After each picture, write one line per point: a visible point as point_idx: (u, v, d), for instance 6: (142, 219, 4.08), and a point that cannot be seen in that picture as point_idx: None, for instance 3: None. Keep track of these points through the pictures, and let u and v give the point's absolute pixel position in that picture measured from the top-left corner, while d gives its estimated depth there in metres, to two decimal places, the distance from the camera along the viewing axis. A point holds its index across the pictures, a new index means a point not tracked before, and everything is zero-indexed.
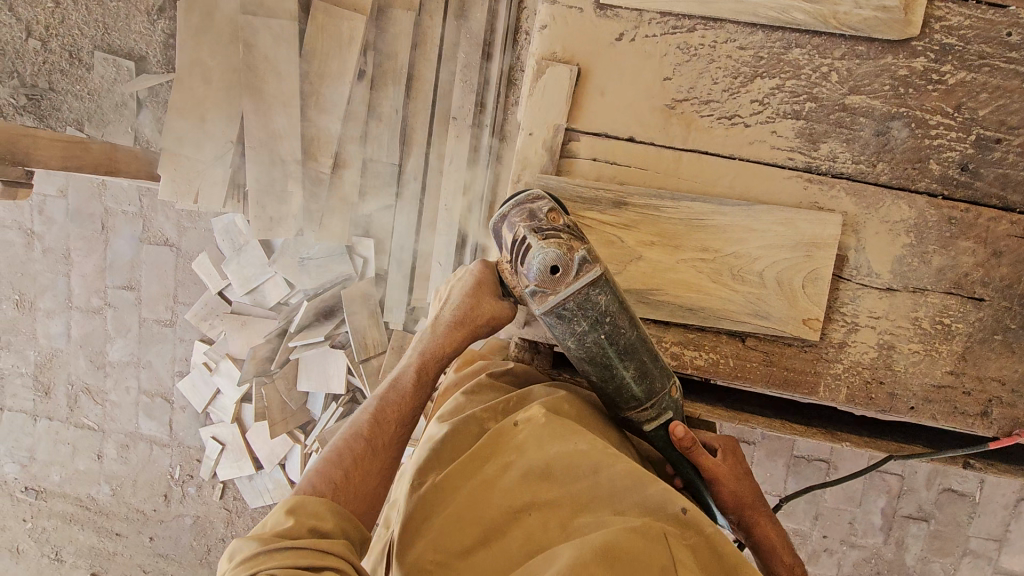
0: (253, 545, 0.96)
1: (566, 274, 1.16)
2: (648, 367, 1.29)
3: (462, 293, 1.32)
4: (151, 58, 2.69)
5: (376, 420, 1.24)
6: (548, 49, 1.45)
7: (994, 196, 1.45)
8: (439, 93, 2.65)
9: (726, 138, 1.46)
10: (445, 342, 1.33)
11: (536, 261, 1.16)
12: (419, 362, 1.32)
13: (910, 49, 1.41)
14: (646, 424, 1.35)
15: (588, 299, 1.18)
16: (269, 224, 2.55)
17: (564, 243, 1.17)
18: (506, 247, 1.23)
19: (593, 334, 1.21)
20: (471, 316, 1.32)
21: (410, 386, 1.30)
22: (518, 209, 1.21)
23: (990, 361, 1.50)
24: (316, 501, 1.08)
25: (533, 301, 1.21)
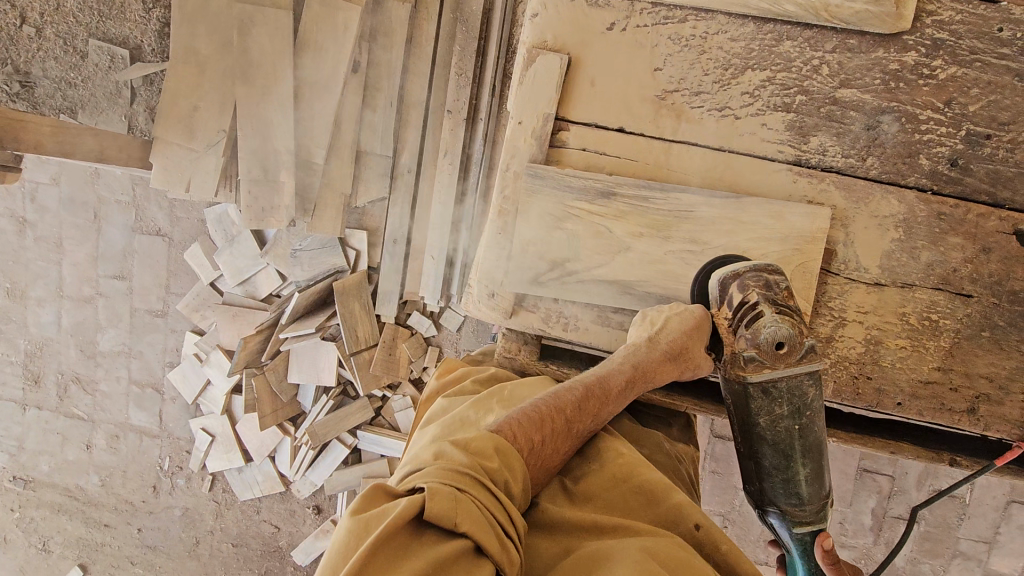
0: (463, 461, 1.02)
1: (790, 353, 1.27)
2: (822, 469, 1.35)
3: (686, 327, 1.32)
4: (146, 47, 2.73)
5: (580, 407, 1.26)
6: (539, 38, 1.44)
7: (983, 192, 1.45)
8: (435, 86, 2.65)
9: (716, 129, 1.45)
10: (653, 369, 1.32)
11: (768, 333, 1.25)
12: (629, 378, 1.32)
13: (901, 44, 1.40)
14: (797, 526, 1.35)
15: (799, 386, 1.30)
16: (261, 214, 2.54)
17: (795, 324, 1.27)
18: (728, 304, 1.31)
19: (790, 420, 1.31)
20: (686, 350, 1.32)
21: (613, 394, 1.30)
22: (758, 275, 1.29)
23: (977, 358, 1.49)
24: (513, 454, 1.11)
25: (744, 367, 1.29)
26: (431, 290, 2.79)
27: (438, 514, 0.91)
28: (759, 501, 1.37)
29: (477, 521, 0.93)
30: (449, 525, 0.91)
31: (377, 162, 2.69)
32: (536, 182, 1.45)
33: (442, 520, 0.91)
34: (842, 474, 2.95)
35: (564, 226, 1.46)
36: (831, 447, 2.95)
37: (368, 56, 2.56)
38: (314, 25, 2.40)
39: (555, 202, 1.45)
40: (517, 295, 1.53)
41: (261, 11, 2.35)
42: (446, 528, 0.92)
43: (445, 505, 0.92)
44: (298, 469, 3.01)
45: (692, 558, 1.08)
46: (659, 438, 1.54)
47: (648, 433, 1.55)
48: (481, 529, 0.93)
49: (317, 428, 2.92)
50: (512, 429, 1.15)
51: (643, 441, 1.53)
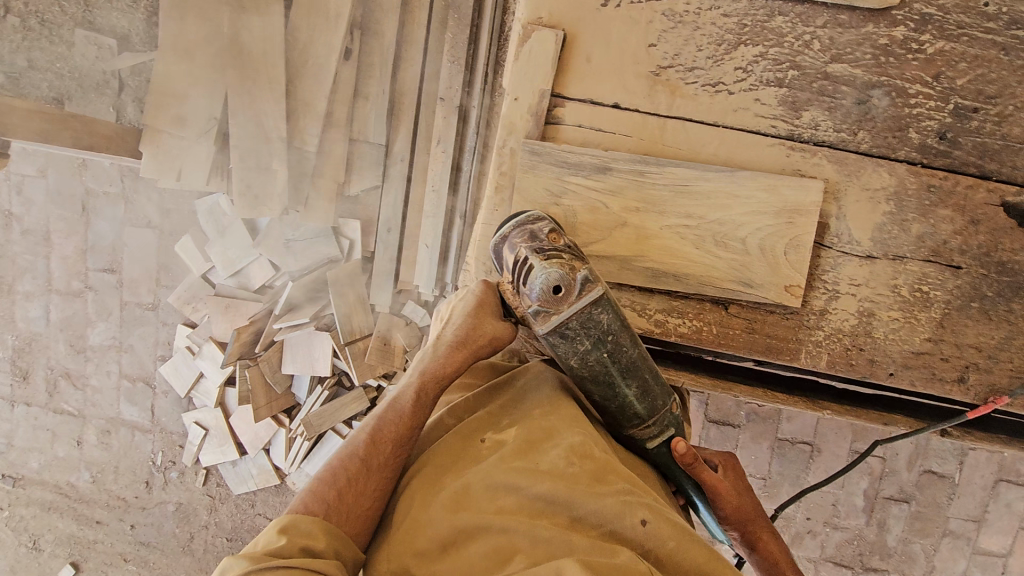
0: (243, 562, 1.02)
1: (568, 295, 1.26)
2: (649, 387, 1.37)
3: (463, 313, 1.36)
4: (134, 36, 2.69)
5: (373, 440, 1.24)
6: (534, 14, 1.44)
7: (972, 164, 1.47)
8: (427, 74, 2.65)
9: (710, 105, 1.47)
10: (446, 362, 1.34)
11: (540, 281, 1.26)
12: (419, 382, 1.32)
13: (890, 18, 1.43)
14: (649, 442, 1.44)
15: (590, 319, 1.28)
16: (253, 202, 2.54)
17: (565, 264, 1.27)
18: (508, 267, 1.33)
19: (595, 353, 1.30)
20: (469, 337, 1.34)
21: (409, 405, 1.29)
22: (519, 231, 1.31)
23: (967, 329, 1.52)
24: (308, 522, 1.12)
25: (536, 320, 1.29)
26: (426, 278, 2.77)
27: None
28: (615, 432, 1.45)
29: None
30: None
31: (369, 150, 2.68)
32: (532, 158, 1.45)
33: None
34: (835, 456, 2.98)
35: (561, 202, 1.46)
36: (823, 430, 2.99)
37: (360, 43, 2.54)
38: (306, 12, 2.40)
39: (551, 178, 1.46)
40: None
41: None
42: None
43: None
44: (293, 462, 2.99)
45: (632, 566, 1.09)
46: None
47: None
48: None
49: (313, 419, 2.89)
50: (302, 505, 1.17)
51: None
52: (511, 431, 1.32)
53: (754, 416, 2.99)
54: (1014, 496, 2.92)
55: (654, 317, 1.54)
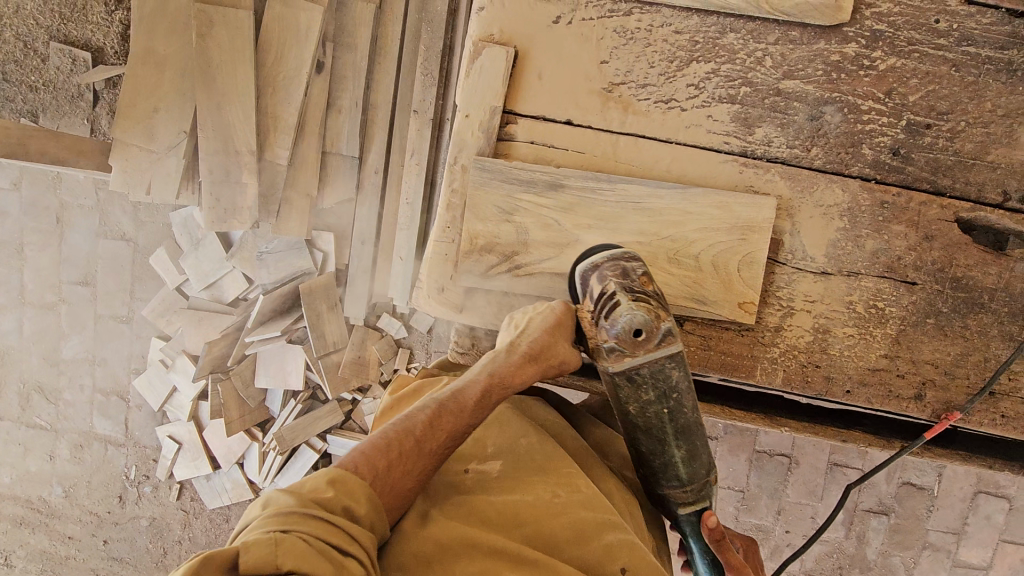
0: (290, 503, 1.01)
1: (647, 340, 1.24)
2: (698, 452, 1.36)
3: (545, 325, 1.29)
4: (108, 49, 2.71)
5: (431, 424, 1.22)
6: (485, 31, 1.45)
7: (924, 180, 1.47)
8: (401, 87, 2.65)
9: (663, 121, 1.47)
10: (515, 371, 1.27)
11: (623, 321, 1.23)
12: (485, 384, 1.27)
13: (841, 35, 1.43)
14: (683, 507, 1.41)
15: (662, 370, 1.28)
16: (223, 216, 2.52)
17: (651, 310, 1.24)
18: (590, 296, 1.29)
19: (657, 405, 1.30)
20: (543, 352, 1.27)
21: (472, 404, 1.25)
22: (613, 264, 1.28)
23: (922, 345, 1.51)
24: (357, 480, 1.11)
25: (607, 358, 1.27)
26: (400, 289, 2.75)
27: (259, 562, 0.90)
28: (647, 486, 1.42)
29: (305, 555, 0.93)
30: (271, 571, 0.89)
31: (342, 163, 2.68)
32: (484, 175, 1.44)
33: (263, 568, 0.90)
34: (813, 468, 2.97)
35: (513, 219, 1.46)
36: (801, 442, 2.97)
37: (332, 56, 2.55)
38: (276, 25, 2.40)
39: (502, 195, 1.45)
40: (467, 289, 1.52)
41: (220, 11, 2.33)
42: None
43: (266, 551, 0.91)
44: (267, 476, 2.96)
45: None
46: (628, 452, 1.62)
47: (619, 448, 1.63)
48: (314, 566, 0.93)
49: (286, 432, 2.88)
50: (353, 461, 1.15)
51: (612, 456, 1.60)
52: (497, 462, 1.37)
53: (732, 428, 2.97)
54: (993, 509, 2.90)
55: None
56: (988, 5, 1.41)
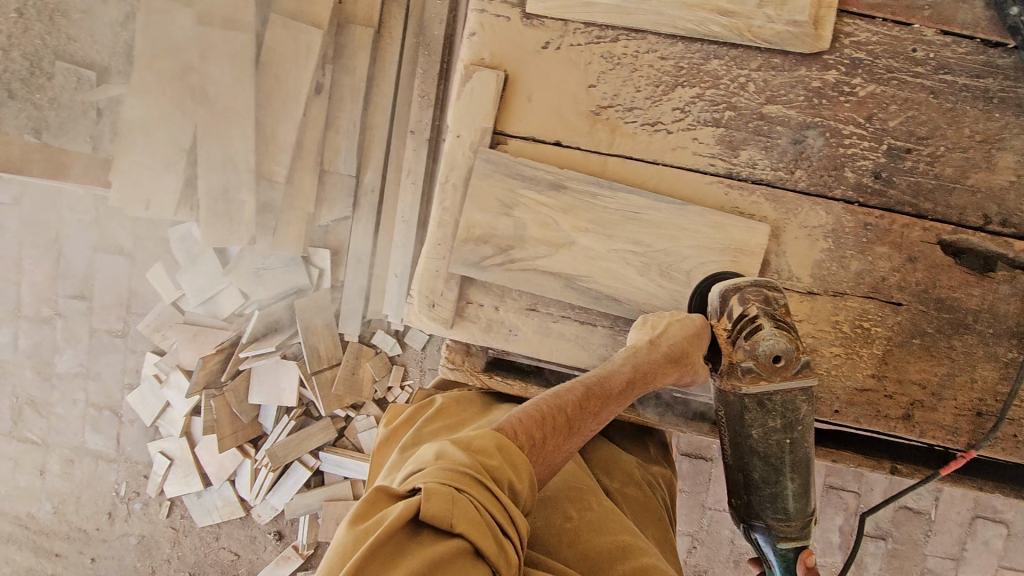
0: (463, 461, 1.04)
1: (785, 366, 1.35)
2: (807, 488, 1.41)
3: (684, 330, 1.35)
4: (114, 69, 2.82)
5: (582, 407, 1.26)
6: (476, 55, 1.49)
7: (907, 204, 1.50)
8: (398, 108, 2.70)
9: (649, 143, 1.50)
10: (653, 370, 1.33)
11: (767, 346, 1.33)
12: (628, 373, 1.34)
13: (822, 62, 1.47)
14: (782, 541, 1.41)
15: (791, 400, 1.38)
16: (220, 231, 2.55)
17: (790, 338, 1.35)
18: (728, 316, 1.36)
19: (780, 434, 1.38)
20: (684, 354, 1.34)
21: (614, 395, 1.32)
22: (757, 289, 1.35)
23: (909, 365, 1.53)
24: (518, 454, 1.12)
25: (742, 377, 1.37)
26: (394, 306, 2.77)
27: (434, 516, 0.95)
28: (747, 514, 1.43)
29: (475, 523, 0.97)
30: (446, 528, 0.95)
31: (339, 181, 2.71)
32: (488, 167, 1.46)
33: (439, 521, 0.95)
34: None
35: (512, 213, 1.47)
36: None
37: (331, 77, 2.61)
38: (276, 48, 2.45)
39: (505, 188, 1.46)
40: (458, 305, 1.54)
41: (223, 34, 2.39)
42: (441, 529, 0.96)
43: (443, 507, 0.96)
44: (258, 493, 2.95)
45: None
46: (629, 468, 1.64)
47: (619, 465, 1.65)
48: (480, 534, 0.96)
49: (278, 449, 2.86)
50: (514, 427, 1.16)
51: (616, 477, 1.62)
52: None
53: None
54: (991, 534, 2.88)
55: (598, 350, 1.56)
56: (964, 35, 1.46)
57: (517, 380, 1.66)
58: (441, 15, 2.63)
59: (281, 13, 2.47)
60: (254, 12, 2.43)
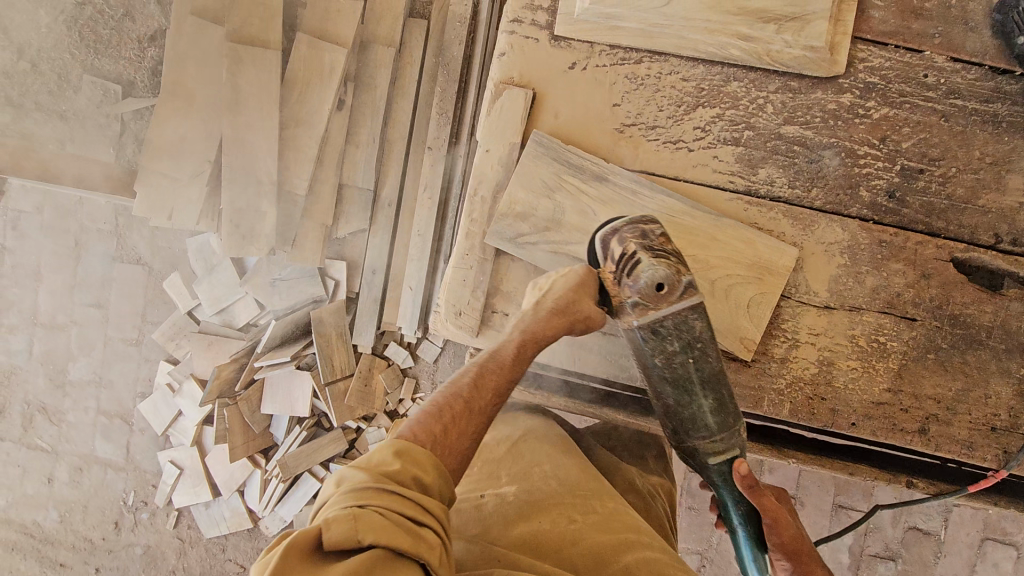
0: (361, 478, 0.97)
1: (669, 294, 1.30)
2: (724, 400, 1.41)
3: (568, 286, 1.33)
4: (138, 83, 2.90)
5: (476, 384, 1.22)
6: (506, 74, 1.55)
7: (920, 223, 1.55)
8: (416, 125, 2.76)
9: (671, 160, 1.55)
10: (546, 327, 1.30)
11: (646, 276, 1.29)
12: (520, 339, 1.30)
13: (837, 86, 1.54)
14: (712, 457, 1.43)
15: (686, 322, 1.33)
16: (241, 241, 2.60)
17: (673, 265, 1.30)
18: (611, 258, 1.34)
19: (682, 355, 1.35)
20: (570, 308, 1.31)
21: (510, 360, 1.28)
22: (632, 227, 1.33)
23: (924, 380, 1.56)
24: (422, 452, 1.06)
25: (631, 313, 1.32)
26: (410, 322, 2.81)
27: (338, 540, 0.88)
28: (676, 439, 1.46)
29: (383, 529, 0.90)
30: (353, 545, 0.88)
31: (357, 195, 2.76)
32: (540, 149, 1.51)
33: (344, 543, 0.88)
34: (818, 510, 2.95)
35: (554, 196, 1.51)
36: (805, 484, 2.96)
37: (352, 94, 2.68)
38: (302, 65, 2.53)
39: (550, 172, 1.51)
40: (485, 313, 1.58)
41: (251, 51, 2.47)
42: (352, 549, 0.89)
43: (344, 527, 0.89)
44: (267, 504, 2.94)
45: None
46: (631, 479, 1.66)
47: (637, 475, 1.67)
48: (393, 537, 0.90)
49: (289, 460, 2.86)
50: (412, 430, 1.10)
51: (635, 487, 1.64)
52: (511, 488, 1.38)
53: None
54: (1001, 556, 2.88)
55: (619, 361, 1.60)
56: (974, 63, 1.52)
57: (540, 390, 1.76)
58: (461, 36, 2.70)
59: (306, 31, 2.55)
60: (280, 30, 2.51)
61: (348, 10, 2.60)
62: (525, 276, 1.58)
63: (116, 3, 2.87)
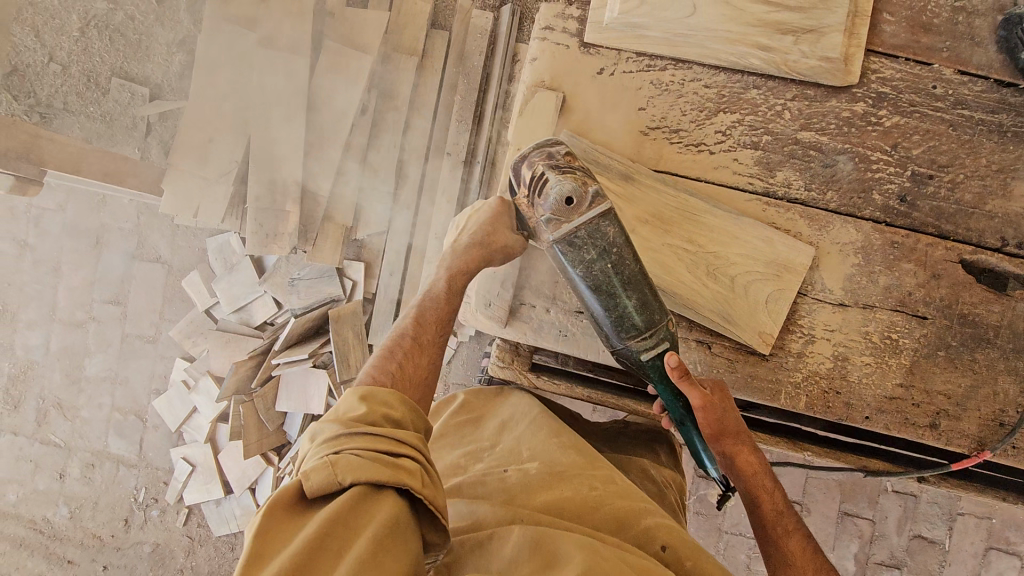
0: (334, 429, 1.07)
1: (578, 208, 1.34)
2: (649, 298, 1.41)
3: (483, 220, 1.50)
4: (166, 87, 2.96)
5: (419, 320, 1.43)
6: (537, 78, 1.64)
7: (930, 226, 1.63)
8: (436, 131, 2.84)
9: (693, 162, 1.63)
10: (467, 260, 1.47)
11: (554, 193, 1.33)
12: (448, 276, 1.50)
13: (851, 95, 1.62)
14: (644, 354, 1.45)
15: (599, 230, 1.35)
16: (265, 240, 2.67)
17: (580, 179, 1.34)
18: (524, 184, 1.40)
19: (600, 262, 1.36)
20: (491, 238, 1.47)
21: (443, 294, 1.48)
22: (538, 151, 1.38)
23: (935, 376, 1.62)
24: (387, 394, 1.18)
25: (547, 231, 1.37)
26: None
27: (320, 486, 0.99)
28: (609, 345, 1.48)
29: (359, 466, 1.01)
30: (335, 486, 0.99)
31: (377, 198, 2.83)
32: (569, 149, 1.58)
33: (327, 488, 0.99)
34: (824, 517, 2.98)
35: None
36: (813, 491, 2.99)
37: (375, 100, 2.76)
38: (329, 71, 2.62)
39: None
40: (514, 303, 1.64)
41: (282, 56, 2.57)
42: (336, 490, 1.00)
43: (323, 474, 1.00)
44: None
45: (653, 566, 1.15)
46: (645, 466, 1.70)
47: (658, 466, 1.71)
48: (370, 468, 1.01)
49: None
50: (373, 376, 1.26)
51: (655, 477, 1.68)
52: (533, 464, 1.38)
53: None
54: (1005, 566, 2.91)
55: None
56: (979, 75, 1.61)
57: (564, 382, 1.80)
58: (481, 47, 2.79)
59: (334, 39, 2.65)
60: (309, 38, 2.61)
61: (375, 20, 2.70)
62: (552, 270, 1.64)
63: (146, 8, 2.93)
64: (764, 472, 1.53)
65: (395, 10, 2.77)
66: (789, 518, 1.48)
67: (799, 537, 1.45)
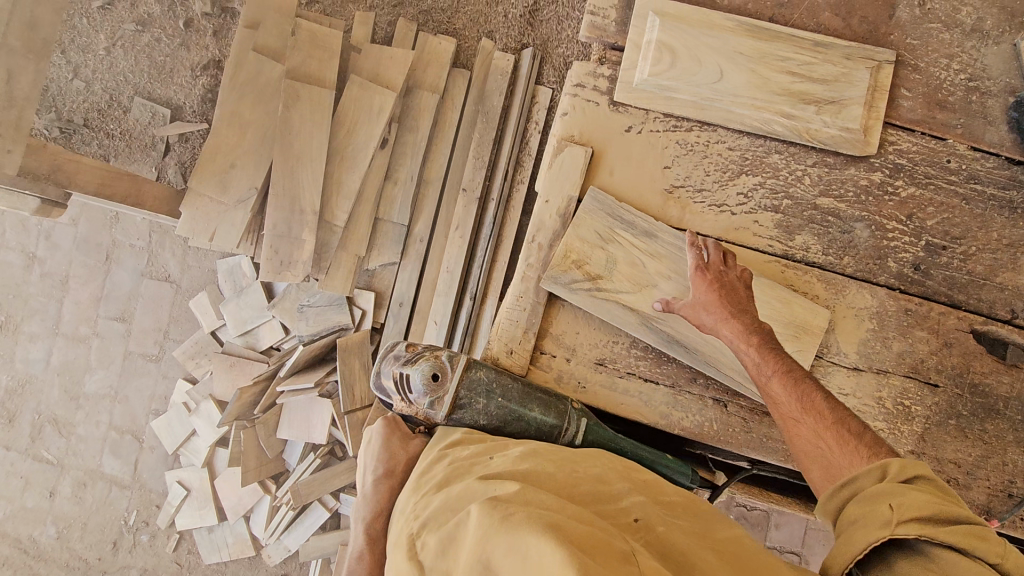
0: None
1: (445, 379, 1.43)
2: (546, 397, 1.52)
3: (377, 453, 1.45)
4: (188, 108, 2.98)
5: None
6: (567, 132, 1.68)
7: (943, 294, 1.66)
8: (453, 167, 2.89)
9: (715, 221, 1.67)
10: (380, 499, 1.43)
11: (419, 381, 1.42)
12: (364, 526, 1.43)
13: (868, 164, 1.67)
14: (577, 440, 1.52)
15: (473, 380, 1.47)
16: (279, 267, 2.60)
17: (433, 356, 1.44)
18: (392, 392, 1.47)
19: (491, 400, 1.47)
20: (393, 466, 1.44)
21: (365, 544, 1.41)
22: (385, 360, 1.48)
23: (946, 444, 1.65)
24: None
25: (436, 412, 1.44)
26: None
27: None
28: None
29: None
30: None
31: (391, 229, 2.85)
32: (595, 203, 1.62)
33: None
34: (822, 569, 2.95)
35: (606, 248, 1.61)
36: (811, 541, 2.97)
37: (395, 134, 2.78)
38: (352, 104, 2.65)
39: (605, 225, 1.62)
40: (534, 349, 1.66)
41: (307, 87, 2.58)
42: None
43: None
44: (273, 533, 2.94)
45: (613, 539, 0.99)
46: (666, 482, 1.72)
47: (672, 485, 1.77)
48: None
49: (302, 487, 2.83)
50: None
51: None
52: (517, 450, 1.30)
53: (743, 520, 2.98)
54: None
55: (659, 409, 1.66)
56: (991, 153, 1.67)
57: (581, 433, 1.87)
58: (502, 88, 2.86)
59: (359, 75, 2.70)
60: (335, 73, 2.65)
61: (400, 56, 2.74)
62: (574, 320, 1.67)
63: (174, 33, 2.95)
64: (741, 327, 1.40)
65: (420, 48, 2.83)
66: (775, 362, 1.36)
67: (785, 379, 1.34)
